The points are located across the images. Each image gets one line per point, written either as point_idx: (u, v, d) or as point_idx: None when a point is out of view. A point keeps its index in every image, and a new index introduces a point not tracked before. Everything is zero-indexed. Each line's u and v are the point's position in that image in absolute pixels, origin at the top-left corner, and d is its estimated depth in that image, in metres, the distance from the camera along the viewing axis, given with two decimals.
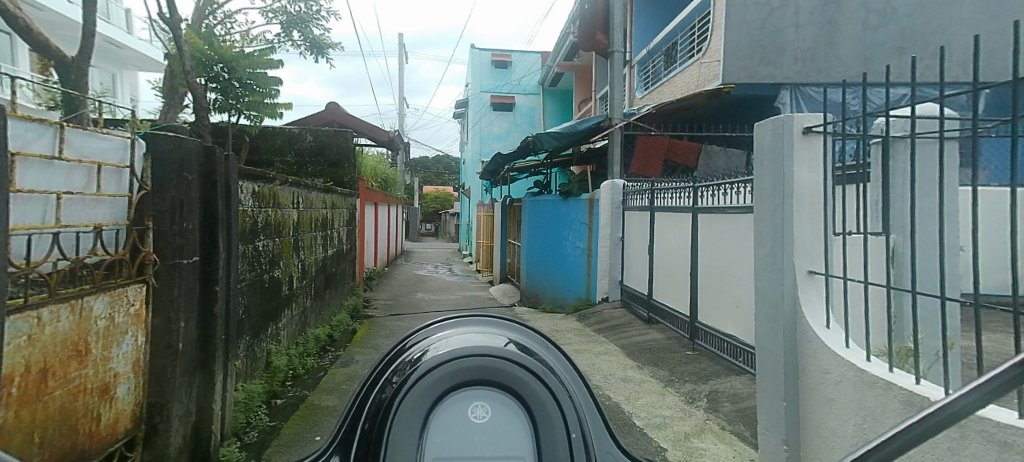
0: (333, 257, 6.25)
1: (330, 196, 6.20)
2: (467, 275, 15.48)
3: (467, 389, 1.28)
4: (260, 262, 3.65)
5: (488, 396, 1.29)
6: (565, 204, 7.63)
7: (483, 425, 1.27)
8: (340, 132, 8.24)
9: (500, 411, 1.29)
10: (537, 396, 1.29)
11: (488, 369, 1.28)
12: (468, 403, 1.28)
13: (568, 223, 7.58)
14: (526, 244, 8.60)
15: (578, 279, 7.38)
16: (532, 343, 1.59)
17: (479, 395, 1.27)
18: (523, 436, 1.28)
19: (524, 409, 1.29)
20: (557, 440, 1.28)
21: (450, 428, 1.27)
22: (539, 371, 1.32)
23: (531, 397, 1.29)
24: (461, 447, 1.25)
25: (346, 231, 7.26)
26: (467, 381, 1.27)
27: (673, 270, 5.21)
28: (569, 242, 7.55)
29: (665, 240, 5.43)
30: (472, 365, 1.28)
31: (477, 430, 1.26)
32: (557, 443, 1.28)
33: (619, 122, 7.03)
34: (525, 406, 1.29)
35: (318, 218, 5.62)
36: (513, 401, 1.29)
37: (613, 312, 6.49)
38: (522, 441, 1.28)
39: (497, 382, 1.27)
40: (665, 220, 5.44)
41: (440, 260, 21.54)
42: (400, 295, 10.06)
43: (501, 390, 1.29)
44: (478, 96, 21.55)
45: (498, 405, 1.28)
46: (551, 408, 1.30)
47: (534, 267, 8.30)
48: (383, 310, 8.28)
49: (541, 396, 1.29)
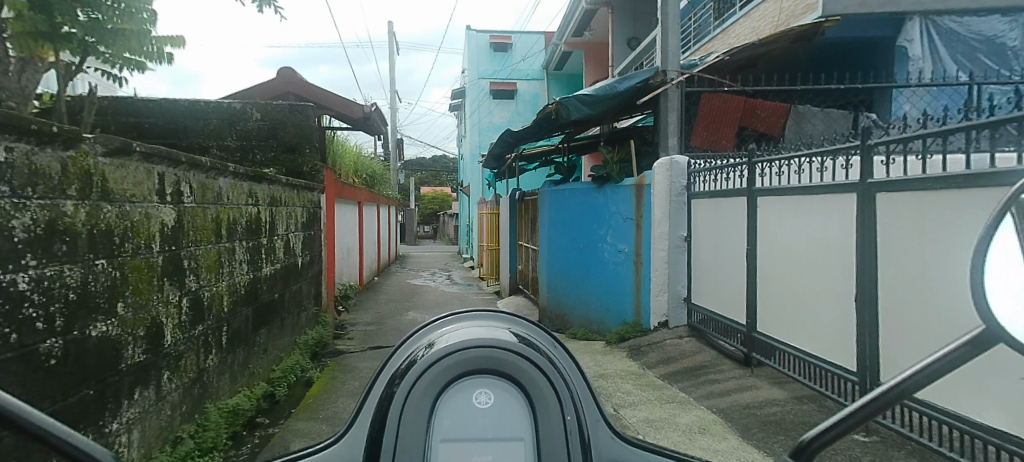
0: (273, 278, 4.31)
1: (266, 186, 4.23)
2: (468, 285, 13.49)
3: (462, 378, 0.97)
4: (32, 314, 1.69)
5: (489, 381, 0.98)
6: (602, 194, 5.72)
7: (485, 419, 0.95)
8: (298, 106, 6.22)
9: (506, 404, 0.97)
10: (538, 379, 0.97)
11: (483, 355, 0.97)
12: (467, 387, 0.96)
13: (605, 220, 5.67)
14: (546, 249, 6.72)
15: (622, 295, 5.45)
16: (528, 337, 1.31)
17: (474, 375, 0.96)
18: (527, 429, 0.97)
19: (525, 398, 0.96)
20: (557, 428, 0.97)
21: (447, 417, 0.96)
22: (542, 358, 1.03)
23: (532, 382, 0.96)
24: (458, 437, 0.94)
25: (302, 239, 5.28)
26: (461, 370, 0.96)
27: (805, 283, 3.24)
28: (607, 245, 5.65)
29: (783, 241, 3.48)
30: (463, 351, 0.96)
31: (477, 417, 0.96)
32: (559, 434, 0.97)
33: (676, 77, 5.09)
34: (526, 392, 0.97)
35: (242, 218, 3.69)
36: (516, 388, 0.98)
37: (679, 344, 4.58)
38: (522, 424, 0.97)
39: (495, 367, 0.96)
40: (784, 208, 3.47)
41: (438, 266, 19.50)
42: (387, 317, 8.08)
43: (501, 374, 0.98)
44: (477, 82, 19.66)
45: (500, 391, 0.96)
46: (551, 390, 0.99)
47: (558, 279, 6.42)
48: (361, 341, 6.35)
49: (543, 380, 0.97)
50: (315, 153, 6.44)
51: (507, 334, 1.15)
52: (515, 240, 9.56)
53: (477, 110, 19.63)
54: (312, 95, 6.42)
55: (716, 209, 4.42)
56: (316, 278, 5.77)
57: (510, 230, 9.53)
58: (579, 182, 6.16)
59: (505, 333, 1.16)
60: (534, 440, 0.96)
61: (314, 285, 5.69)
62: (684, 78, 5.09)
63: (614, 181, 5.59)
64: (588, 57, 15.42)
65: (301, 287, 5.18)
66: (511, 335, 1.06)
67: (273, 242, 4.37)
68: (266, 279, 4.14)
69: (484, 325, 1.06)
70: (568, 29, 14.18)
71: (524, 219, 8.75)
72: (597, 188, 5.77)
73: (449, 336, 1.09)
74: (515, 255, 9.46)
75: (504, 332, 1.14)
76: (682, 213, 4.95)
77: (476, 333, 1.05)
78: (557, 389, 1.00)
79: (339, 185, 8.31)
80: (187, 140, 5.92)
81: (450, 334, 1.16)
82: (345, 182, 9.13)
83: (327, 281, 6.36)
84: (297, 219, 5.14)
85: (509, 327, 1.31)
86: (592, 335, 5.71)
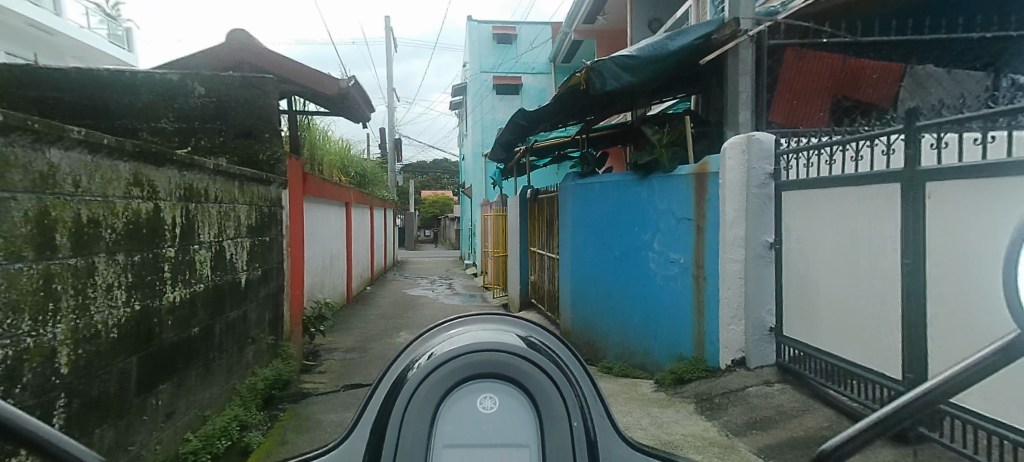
0: (191, 306, 2.95)
1: (183, 172, 2.88)
2: (470, 295, 12.05)
3: (470, 382, 1.24)
4: None
5: (496, 388, 1.26)
6: (646, 188, 4.44)
7: (489, 417, 1.24)
8: (253, 79, 4.93)
9: (508, 401, 1.26)
10: (541, 385, 1.25)
11: (493, 365, 1.23)
12: (476, 393, 1.25)
13: (651, 221, 4.39)
14: (570, 258, 5.45)
15: (679, 320, 4.15)
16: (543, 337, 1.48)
17: (485, 384, 1.25)
18: (527, 426, 1.25)
19: (530, 399, 1.25)
20: (558, 430, 1.25)
21: (461, 417, 1.25)
22: (546, 365, 1.27)
23: (534, 388, 1.25)
24: (471, 435, 1.23)
25: (248, 244, 3.94)
26: (470, 376, 1.24)
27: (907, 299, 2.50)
28: (654, 253, 4.37)
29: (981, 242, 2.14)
30: (474, 360, 1.23)
31: (485, 419, 1.25)
32: (561, 431, 1.25)
33: (750, 28, 3.78)
34: (529, 395, 1.25)
35: (128, 218, 2.35)
36: (518, 390, 1.26)
37: (769, 394, 3.27)
38: (526, 428, 1.26)
39: (501, 372, 1.24)
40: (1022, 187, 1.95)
41: (437, 274, 18.03)
42: (371, 339, 6.69)
43: (508, 383, 1.25)
44: (478, 76, 18.52)
45: (506, 396, 1.25)
46: (551, 393, 1.26)
47: (585, 296, 5.14)
48: (335, 375, 5.01)
49: (544, 385, 1.25)
50: (277, 139, 5.11)
51: (515, 339, 1.35)
52: (527, 246, 8.20)
53: (478, 106, 18.56)
54: (271, 64, 5.08)
55: (820, 201, 3.09)
56: (272, 296, 4.45)
57: (520, 233, 8.17)
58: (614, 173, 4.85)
59: (512, 335, 1.39)
60: (534, 433, 1.25)
61: (270, 306, 4.38)
62: (764, 28, 3.77)
63: (665, 170, 4.28)
64: (601, 46, 14.11)
65: (246, 309, 3.84)
66: (517, 341, 1.31)
67: (189, 252, 2.98)
68: (171, 309, 2.72)
69: (492, 332, 1.31)
70: (581, 14, 12.91)
71: (538, 221, 7.41)
72: (640, 180, 4.49)
73: (457, 339, 1.34)
74: (526, 264, 8.13)
75: (508, 334, 1.37)
76: (767, 213, 3.61)
77: (484, 338, 1.31)
78: (557, 393, 1.26)
79: (311, 178, 6.91)
80: (106, 121, 4.58)
81: (457, 335, 1.40)
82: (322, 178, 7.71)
83: (292, 297, 5.01)
84: (239, 220, 3.78)
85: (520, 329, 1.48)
86: (635, 371, 4.42)
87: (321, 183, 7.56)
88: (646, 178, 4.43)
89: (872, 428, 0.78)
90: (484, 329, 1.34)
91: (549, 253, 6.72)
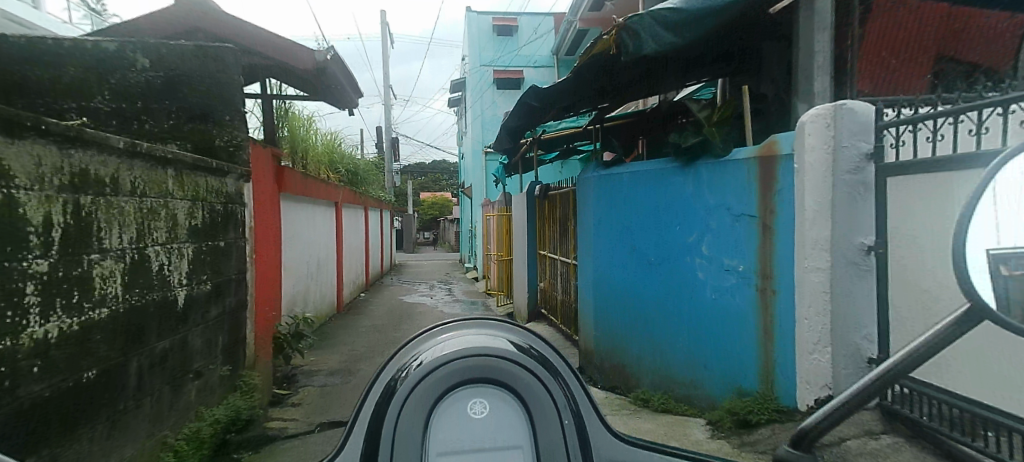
0: (77, 345, 2.04)
1: (64, 150, 2.01)
2: (471, 302, 11.15)
3: (461, 387, 1.15)
4: None
5: (487, 394, 1.18)
6: (690, 179, 3.63)
7: (480, 424, 1.15)
8: (210, 48, 4.10)
9: (498, 409, 1.18)
10: (532, 388, 1.19)
11: (485, 368, 1.15)
12: (467, 399, 1.15)
13: (697, 218, 3.58)
14: (591, 264, 4.63)
15: (738, 343, 3.31)
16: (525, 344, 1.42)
17: (476, 388, 1.16)
18: (523, 430, 1.18)
19: (520, 403, 1.18)
20: (552, 432, 1.19)
21: (451, 426, 1.14)
22: (536, 369, 1.21)
23: (525, 391, 1.18)
24: (463, 444, 1.13)
25: (189, 252, 3.08)
26: (463, 380, 1.15)
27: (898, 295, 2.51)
28: (700, 258, 3.57)
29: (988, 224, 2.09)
30: (468, 362, 1.15)
31: (476, 426, 1.15)
32: (552, 435, 1.19)
33: None
34: (520, 400, 1.19)
35: None
36: (509, 396, 1.19)
37: (887, 449, 2.43)
38: (518, 435, 1.19)
39: (493, 375, 1.16)
40: None
41: (436, 278, 17.08)
42: (357, 359, 5.80)
43: (500, 387, 1.17)
44: (478, 71, 17.87)
45: (497, 402, 1.17)
46: (542, 397, 1.20)
47: (611, 310, 4.32)
48: (311, 408, 4.14)
49: (535, 389, 1.19)
50: (241, 122, 4.28)
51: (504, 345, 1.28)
52: (536, 249, 7.34)
53: (478, 101, 17.84)
54: (233, 32, 4.26)
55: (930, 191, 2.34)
56: (230, 314, 3.61)
57: (528, 235, 7.31)
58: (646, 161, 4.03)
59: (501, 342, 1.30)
60: (528, 436, 1.18)
61: (226, 327, 3.53)
62: None
63: (718, 156, 3.44)
64: None
65: (187, 334, 2.97)
66: (506, 345, 1.24)
67: (80, 267, 2.10)
68: (37, 352, 1.82)
69: (485, 335, 1.22)
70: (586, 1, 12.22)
71: (550, 220, 6.55)
72: (683, 169, 3.68)
73: (447, 344, 1.25)
74: (533, 269, 7.30)
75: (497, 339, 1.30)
76: (864, 207, 2.71)
77: (475, 343, 1.22)
78: (548, 399, 1.21)
79: (290, 172, 6.05)
80: None
81: (445, 341, 1.30)
82: (304, 173, 6.85)
83: (260, 313, 4.16)
84: (174, 221, 2.90)
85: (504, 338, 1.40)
86: (679, 406, 3.61)
87: (302, 179, 6.70)
88: (690, 166, 3.62)
89: None
90: (474, 333, 1.25)
91: (562, 257, 5.88)
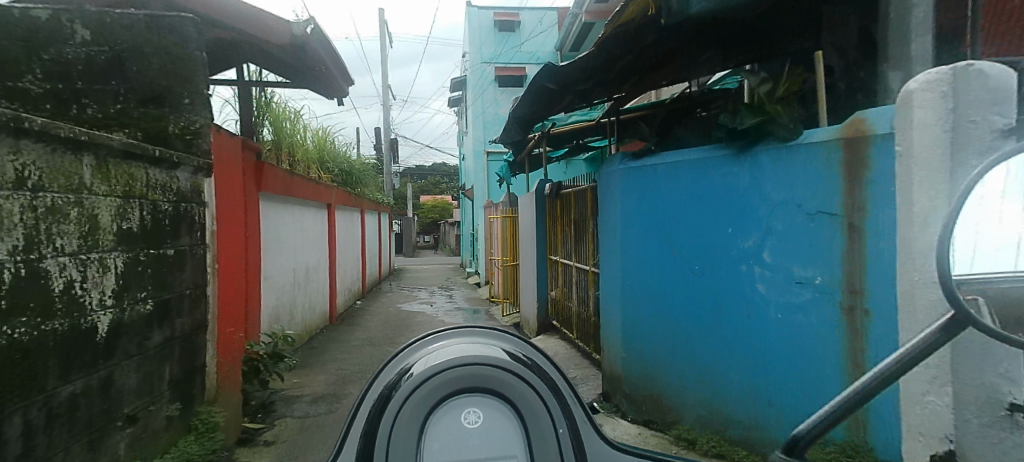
0: None
1: None
2: (474, 311, 10.42)
3: (454, 397, 1.15)
4: None
5: (481, 402, 1.17)
6: (744, 171, 2.98)
7: (477, 433, 1.15)
8: (164, 17, 3.46)
9: (494, 414, 1.18)
10: (526, 395, 1.19)
11: (479, 377, 1.16)
12: (461, 408, 1.16)
13: (753, 218, 2.94)
14: (617, 274, 3.98)
15: (815, 373, 2.65)
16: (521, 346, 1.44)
17: (470, 399, 1.16)
18: (518, 440, 1.18)
19: (515, 411, 1.19)
20: (548, 438, 1.21)
21: (447, 437, 1.14)
22: (529, 373, 1.22)
23: (519, 398, 1.19)
24: (458, 454, 1.13)
25: (120, 264, 2.40)
26: (459, 388, 1.15)
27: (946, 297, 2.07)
28: (758, 267, 2.92)
29: None
30: (463, 373, 1.14)
31: (472, 435, 1.15)
32: (549, 439, 1.20)
33: None
34: (515, 407, 1.19)
35: None
36: (503, 403, 1.19)
37: None
38: (514, 444, 1.19)
39: (486, 384, 1.16)
40: None
41: (437, 284, 16.34)
42: (346, 382, 5.10)
43: (494, 396, 1.18)
44: (477, 68, 17.33)
45: (491, 410, 1.17)
46: (536, 401, 1.21)
47: (643, 327, 3.67)
48: (285, 449, 3.45)
49: (528, 394, 1.20)
50: (203, 106, 3.63)
51: (500, 351, 1.30)
52: (546, 254, 6.66)
53: (479, 98, 17.39)
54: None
55: None
56: (181, 338, 2.93)
57: (537, 239, 6.63)
58: (684, 150, 3.38)
59: (496, 348, 1.32)
60: (525, 445, 1.18)
61: (176, 354, 2.86)
62: None
63: (784, 140, 2.79)
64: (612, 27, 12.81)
65: (114, 370, 2.29)
66: (501, 353, 1.25)
67: None
68: None
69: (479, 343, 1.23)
70: None
71: (563, 222, 5.88)
72: (733, 159, 3.04)
73: (442, 353, 1.25)
74: (544, 276, 6.64)
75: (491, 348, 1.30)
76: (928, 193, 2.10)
77: (469, 351, 1.22)
78: (543, 404, 1.22)
79: (270, 169, 5.39)
80: None
81: (439, 349, 1.30)
82: (289, 171, 6.20)
83: (226, 334, 3.48)
84: (92, 223, 2.22)
85: (500, 341, 1.41)
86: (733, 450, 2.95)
87: (287, 177, 6.05)
88: (744, 155, 2.98)
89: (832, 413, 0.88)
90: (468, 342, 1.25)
91: (579, 263, 5.22)
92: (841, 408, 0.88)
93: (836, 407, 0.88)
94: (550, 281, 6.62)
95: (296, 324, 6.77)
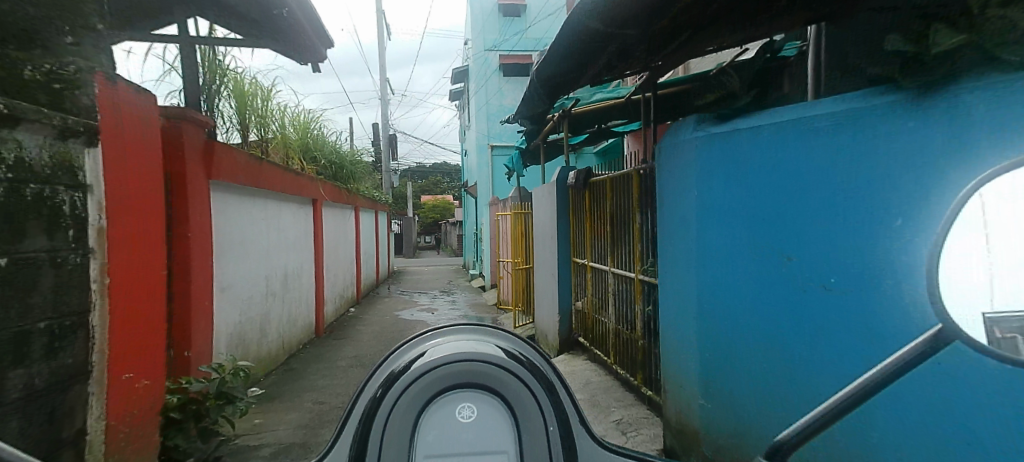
0: None
1: None
2: (480, 319, 9.29)
3: (452, 392, 1.51)
4: None
5: (473, 399, 1.53)
6: (869, 132, 2.04)
7: (469, 423, 1.53)
8: None
9: (483, 411, 1.54)
10: (516, 397, 1.53)
11: (468, 375, 1.52)
12: (458, 404, 1.54)
13: (874, 202, 2.03)
14: (690, 275, 2.93)
15: (934, 414, 1.95)
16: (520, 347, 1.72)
17: (462, 397, 1.53)
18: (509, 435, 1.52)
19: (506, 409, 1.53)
20: (536, 431, 1.56)
21: (444, 426, 1.53)
22: (517, 376, 1.54)
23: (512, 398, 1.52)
24: (451, 443, 1.50)
25: None
26: (455, 384, 1.51)
27: None
28: (883, 274, 2.02)
29: None
30: (455, 372, 1.51)
31: (465, 426, 1.53)
32: (534, 433, 1.56)
33: None
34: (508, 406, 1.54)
35: None
36: (492, 402, 1.54)
37: None
38: (503, 436, 1.54)
39: (477, 382, 1.53)
40: None
41: (438, 287, 15.23)
42: (320, 424, 4.00)
43: (484, 394, 1.52)
44: (482, 56, 16.57)
45: (482, 407, 1.53)
46: (525, 402, 1.51)
47: (719, 346, 2.69)
48: None
49: (517, 393, 1.52)
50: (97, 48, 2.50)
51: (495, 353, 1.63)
52: (570, 256, 5.58)
53: (482, 87, 16.53)
54: None
55: None
56: (23, 399, 1.85)
57: (557, 238, 5.54)
58: (793, 108, 2.35)
59: (492, 347, 1.66)
60: (513, 440, 1.54)
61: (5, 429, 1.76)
62: None
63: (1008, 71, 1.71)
64: None
65: None
66: (495, 355, 1.59)
67: None
68: None
69: (474, 352, 1.57)
70: None
71: (596, 217, 4.77)
72: (863, 114, 2.07)
73: (444, 353, 1.62)
74: (569, 283, 5.52)
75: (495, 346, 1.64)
76: None
77: (466, 356, 1.58)
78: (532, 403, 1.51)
79: (224, 151, 4.28)
80: None
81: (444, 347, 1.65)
82: (256, 156, 5.12)
83: (124, 382, 2.34)
84: None
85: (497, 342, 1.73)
86: None
87: (251, 163, 4.97)
88: (875, 110, 2.02)
89: (812, 423, 0.89)
90: (464, 350, 1.59)
91: (622, 269, 4.09)
92: (815, 422, 0.89)
93: (814, 419, 0.89)
94: (574, 289, 5.53)
95: (269, 342, 5.68)
